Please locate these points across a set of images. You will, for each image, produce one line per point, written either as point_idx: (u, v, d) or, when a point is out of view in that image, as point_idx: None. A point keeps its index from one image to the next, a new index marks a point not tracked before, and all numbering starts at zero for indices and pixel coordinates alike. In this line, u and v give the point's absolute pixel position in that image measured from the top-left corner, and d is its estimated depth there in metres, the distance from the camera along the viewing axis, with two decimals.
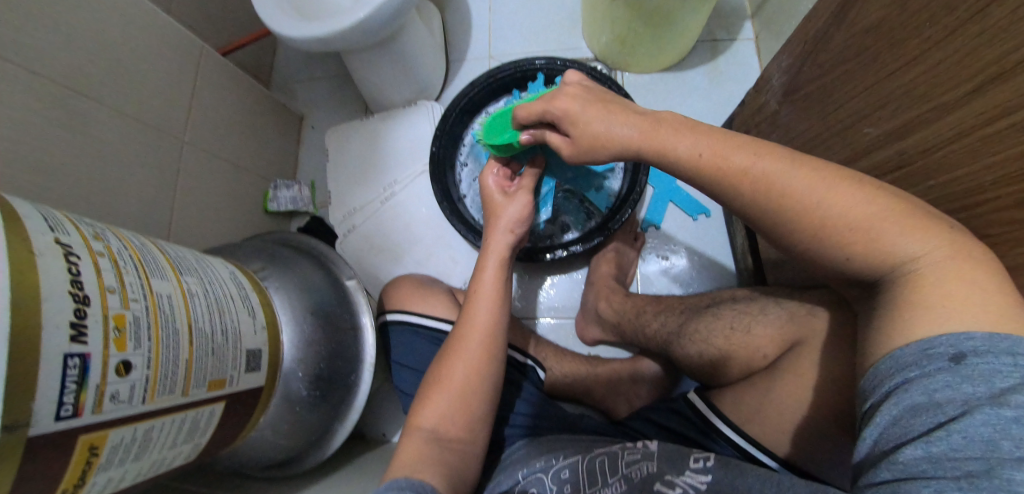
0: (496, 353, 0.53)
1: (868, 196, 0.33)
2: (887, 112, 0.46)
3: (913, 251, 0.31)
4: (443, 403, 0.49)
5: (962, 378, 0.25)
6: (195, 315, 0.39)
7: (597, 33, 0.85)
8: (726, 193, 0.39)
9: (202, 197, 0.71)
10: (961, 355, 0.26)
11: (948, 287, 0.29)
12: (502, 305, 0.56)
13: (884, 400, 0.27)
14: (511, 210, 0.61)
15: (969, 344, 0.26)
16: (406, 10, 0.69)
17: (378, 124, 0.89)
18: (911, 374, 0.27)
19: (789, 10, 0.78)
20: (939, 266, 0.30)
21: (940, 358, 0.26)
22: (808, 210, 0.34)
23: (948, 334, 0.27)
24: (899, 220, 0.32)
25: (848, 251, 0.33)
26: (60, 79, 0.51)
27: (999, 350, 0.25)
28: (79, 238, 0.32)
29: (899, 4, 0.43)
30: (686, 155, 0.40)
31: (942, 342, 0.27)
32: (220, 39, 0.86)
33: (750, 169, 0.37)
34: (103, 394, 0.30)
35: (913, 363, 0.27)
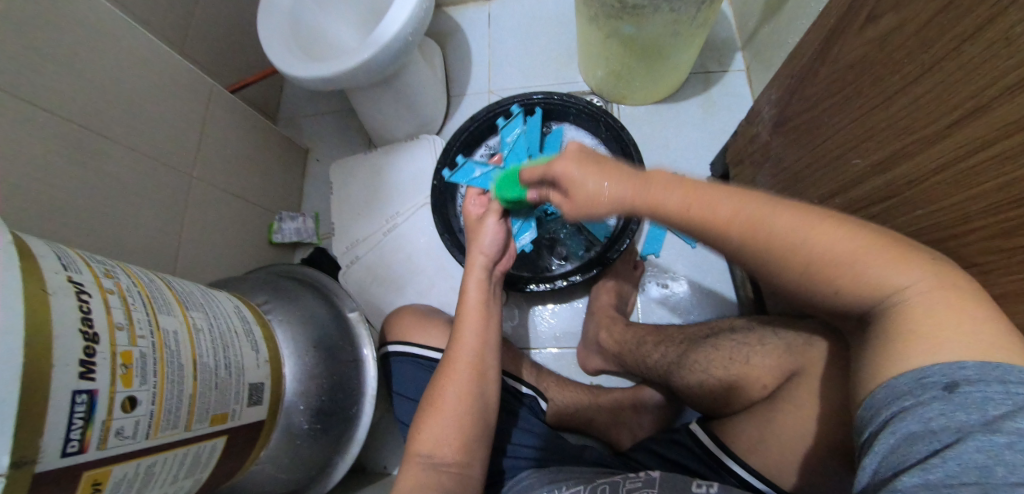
0: (487, 373, 0.53)
1: (851, 231, 0.33)
2: (872, 143, 0.48)
3: (901, 283, 0.31)
4: (439, 427, 0.49)
5: (955, 406, 0.25)
6: (200, 350, 0.40)
7: (592, 68, 0.88)
8: (717, 241, 0.38)
9: (208, 230, 0.73)
10: (953, 384, 0.26)
11: (934, 315, 0.29)
12: (490, 322, 0.56)
13: (881, 430, 0.27)
14: (487, 234, 0.60)
15: (961, 373, 0.26)
16: (409, 50, 0.72)
17: (380, 157, 0.91)
18: (906, 403, 0.27)
19: (776, 44, 0.81)
20: (925, 297, 0.30)
21: (933, 387, 0.26)
22: (797, 250, 0.34)
23: (940, 363, 0.27)
24: (885, 253, 0.32)
25: (837, 285, 0.33)
26: (75, 118, 0.53)
27: (991, 378, 0.25)
28: (91, 275, 0.33)
29: (877, 43, 0.45)
30: (679, 209, 0.38)
31: (935, 371, 0.27)
32: (231, 78, 0.90)
33: (737, 216, 0.36)
34: (109, 430, 0.31)
35: (908, 392, 0.27)
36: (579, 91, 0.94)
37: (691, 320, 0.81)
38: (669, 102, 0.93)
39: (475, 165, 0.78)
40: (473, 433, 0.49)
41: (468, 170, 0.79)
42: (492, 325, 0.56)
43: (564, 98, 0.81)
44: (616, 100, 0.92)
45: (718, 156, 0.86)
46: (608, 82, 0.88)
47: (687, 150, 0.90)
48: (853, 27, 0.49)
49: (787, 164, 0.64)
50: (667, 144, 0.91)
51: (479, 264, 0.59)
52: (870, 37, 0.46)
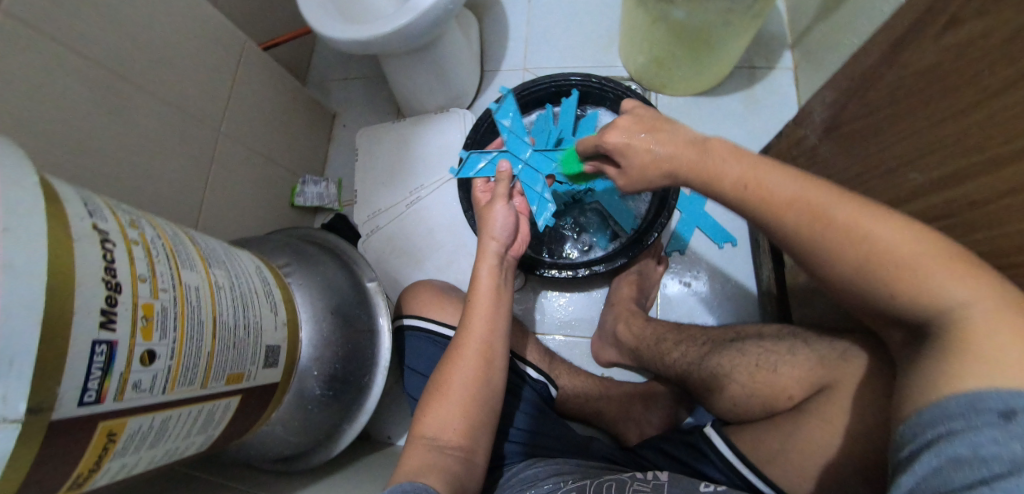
0: (495, 359, 0.52)
1: (914, 235, 0.32)
2: (936, 157, 0.44)
3: (960, 298, 0.29)
4: (444, 409, 0.49)
5: (1010, 435, 0.23)
6: (221, 309, 0.39)
7: (634, 54, 0.85)
8: (772, 224, 0.37)
9: (232, 187, 0.72)
10: (1011, 411, 0.24)
11: (997, 335, 0.27)
12: (500, 311, 0.55)
13: (923, 451, 0.26)
14: (499, 218, 0.59)
15: (1023, 401, 0.24)
16: (447, 19, 0.69)
17: (408, 127, 0.89)
18: (955, 426, 0.25)
19: (832, 43, 0.76)
20: (989, 318, 0.28)
21: (986, 412, 0.24)
22: (855, 241, 0.33)
23: (998, 390, 0.25)
24: (949, 266, 0.30)
25: (892, 288, 0.32)
26: (106, 62, 0.52)
27: None
28: (116, 224, 0.33)
29: (957, 49, 0.41)
30: (735, 186, 0.38)
31: (992, 396, 0.25)
32: (263, 35, 0.88)
33: (797, 200, 0.35)
34: (126, 382, 0.30)
35: (958, 415, 0.25)
36: (618, 76, 0.90)
37: (711, 321, 0.79)
38: (709, 96, 0.89)
39: (478, 154, 0.71)
40: (479, 412, 0.49)
41: (472, 162, 0.72)
42: (501, 312, 0.56)
43: (603, 81, 0.78)
44: (655, 88, 0.89)
45: (757, 157, 0.82)
46: (650, 69, 0.84)
47: None
48: (931, 30, 0.45)
49: (834, 171, 0.61)
50: None
51: (491, 251, 0.58)
52: (948, 43, 0.42)
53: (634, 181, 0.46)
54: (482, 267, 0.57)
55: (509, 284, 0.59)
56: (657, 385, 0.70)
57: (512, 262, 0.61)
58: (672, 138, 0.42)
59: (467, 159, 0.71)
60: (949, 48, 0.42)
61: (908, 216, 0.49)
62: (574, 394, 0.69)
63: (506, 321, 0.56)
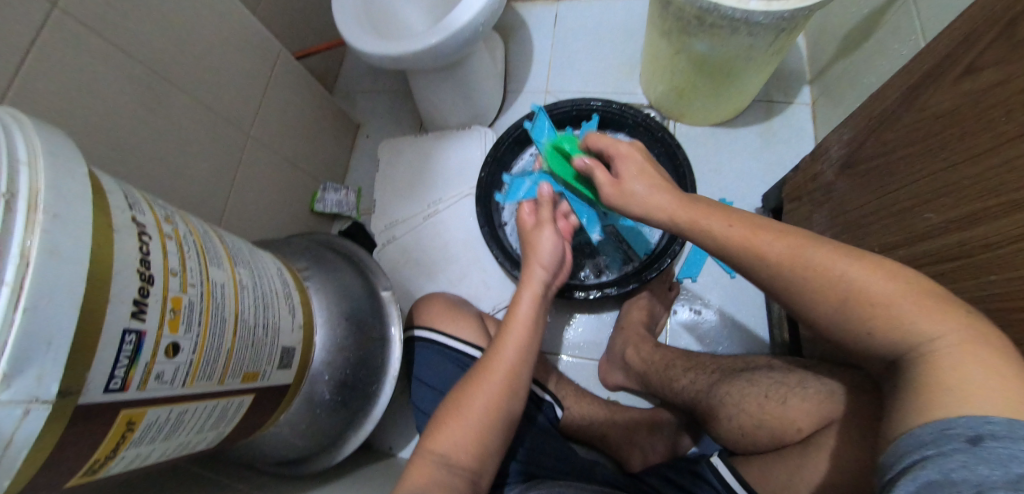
0: (519, 389, 0.53)
1: (891, 276, 0.32)
2: (953, 199, 0.45)
3: (931, 334, 0.30)
4: (461, 430, 0.48)
5: (978, 460, 0.23)
6: (243, 308, 0.40)
7: (654, 83, 0.87)
8: (752, 267, 0.37)
9: (257, 189, 0.74)
10: (978, 437, 0.24)
11: (963, 369, 0.28)
12: (534, 340, 0.56)
13: (898, 478, 0.25)
14: (545, 245, 0.61)
15: (986, 428, 0.24)
16: (476, 40, 0.72)
17: (430, 142, 0.91)
18: (928, 452, 0.25)
19: (851, 81, 0.77)
20: (957, 350, 0.29)
21: (957, 439, 0.25)
22: (831, 283, 0.33)
23: (966, 417, 0.25)
24: (920, 301, 0.31)
25: (870, 326, 0.32)
26: (151, 65, 0.55)
27: (1019, 437, 0.23)
28: (152, 218, 0.34)
29: (975, 95, 0.42)
30: (717, 229, 0.39)
31: (959, 424, 0.25)
32: (297, 45, 0.92)
33: (777, 246, 0.35)
34: (150, 373, 0.31)
35: (930, 442, 0.25)
36: (637, 103, 0.92)
37: (721, 350, 0.78)
38: (727, 127, 0.90)
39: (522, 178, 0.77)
40: (494, 438, 0.49)
41: (517, 185, 0.78)
42: (534, 343, 0.56)
43: (623, 108, 0.79)
44: (674, 117, 0.90)
45: (772, 189, 0.83)
46: (670, 98, 0.86)
47: (739, 177, 0.88)
48: (950, 76, 0.46)
49: (849, 208, 0.61)
50: (719, 169, 0.88)
51: (538, 278, 0.60)
52: (968, 89, 0.43)
53: (621, 195, 0.47)
54: (527, 292, 0.59)
55: (545, 315, 0.60)
56: (662, 412, 0.69)
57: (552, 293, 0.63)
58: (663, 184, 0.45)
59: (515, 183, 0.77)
60: (967, 94, 0.43)
61: (921, 256, 0.49)
62: (580, 416, 0.69)
63: (536, 352, 0.56)
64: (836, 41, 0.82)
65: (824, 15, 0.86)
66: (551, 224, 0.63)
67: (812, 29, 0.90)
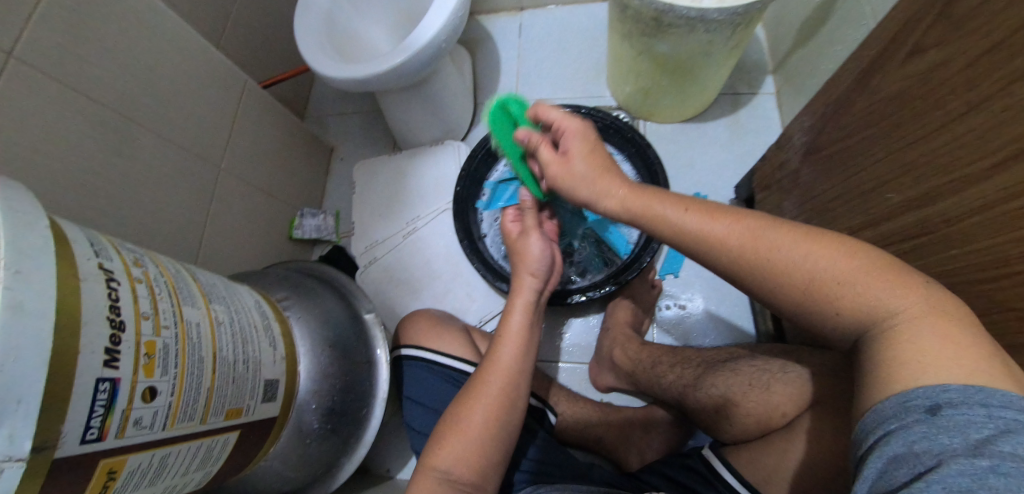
0: (519, 396, 0.53)
1: (849, 253, 0.33)
2: (908, 178, 0.46)
3: (894, 307, 0.31)
4: (460, 443, 0.49)
5: (938, 429, 0.24)
6: (221, 345, 0.40)
7: (621, 85, 0.88)
8: (708, 255, 0.39)
9: (232, 221, 0.74)
10: (936, 406, 0.25)
11: (924, 341, 0.28)
12: (528, 351, 0.56)
13: (868, 455, 0.26)
14: (534, 252, 0.60)
15: (944, 396, 0.25)
16: (441, 56, 0.73)
17: (405, 159, 0.92)
18: (891, 426, 0.26)
19: (810, 69, 0.79)
20: (925, 321, 0.29)
21: (916, 410, 0.25)
22: (791, 266, 0.34)
23: (926, 387, 0.26)
24: (882, 277, 0.32)
25: (836, 306, 0.33)
26: (113, 105, 0.54)
27: (974, 402, 0.24)
28: (120, 263, 0.34)
29: (920, 77, 0.44)
30: (674, 224, 0.40)
31: (919, 394, 0.26)
32: (264, 74, 0.92)
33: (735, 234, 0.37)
34: (128, 420, 0.31)
35: (892, 415, 0.26)
36: (606, 106, 0.94)
37: (707, 342, 0.79)
38: (695, 122, 0.92)
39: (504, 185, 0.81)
40: (495, 450, 0.50)
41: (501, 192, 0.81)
42: (530, 351, 0.57)
43: (592, 111, 0.81)
44: (643, 116, 0.92)
45: (744, 179, 0.84)
46: (637, 98, 0.88)
47: (712, 171, 0.90)
48: (895, 60, 0.48)
49: (816, 193, 0.63)
50: (691, 164, 0.90)
51: (530, 285, 0.59)
52: (913, 70, 0.45)
53: (566, 174, 0.48)
54: (518, 301, 0.59)
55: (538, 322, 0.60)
56: (655, 409, 0.70)
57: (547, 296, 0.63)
58: (613, 178, 0.45)
59: (496, 190, 0.81)
60: (913, 76, 0.45)
61: (885, 236, 0.50)
62: (575, 421, 0.70)
63: (532, 359, 0.56)
64: (792, 31, 0.85)
65: (779, 6, 0.89)
66: (536, 230, 0.62)
67: (770, 21, 0.93)
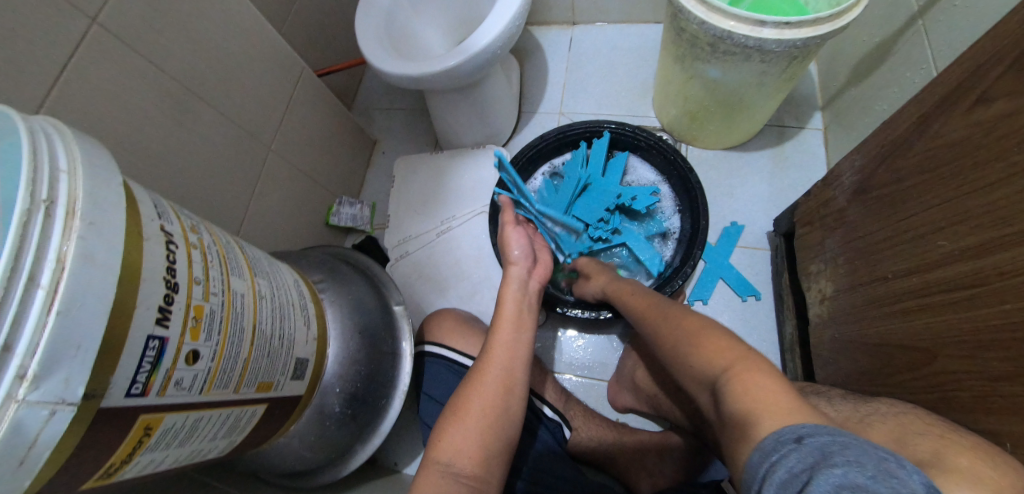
0: (516, 386, 0.52)
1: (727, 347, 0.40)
2: (966, 228, 0.44)
3: (735, 371, 0.37)
4: (459, 433, 0.49)
5: (803, 453, 0.27)
6: (260, 318, 0.40)
7: (667, 106, 0.88)
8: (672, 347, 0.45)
9: (275, 201, 0.76)
10: (801, 436, 0.28)
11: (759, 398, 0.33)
12: (523, 343, 0.55)
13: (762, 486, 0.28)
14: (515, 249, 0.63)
15: (803, 430, 0.29)
16: (492, 62, 0.74)
17: (445, 159, 0.93)
18: (774, 457, 0.28)
19: (864, 108, 0.77)
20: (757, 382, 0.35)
21: (786, 440, 0.29)
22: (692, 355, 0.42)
23: (788, 426, 0.30)
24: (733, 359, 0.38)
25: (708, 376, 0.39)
26: (180, 79, 0.57)
27: (824, 432, 0.28)
28: (179, 228, 0.35)
29: (989, 125, 0.42)
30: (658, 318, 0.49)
31: (786, 431, 0.29)
32: (320, 64, 0.95)
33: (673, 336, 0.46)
34: (170, 379, 0.32)
35: (772, 449, 0.29)
36: (649, 125, 0.94)
37: None
38: (739, 151, 0.91)
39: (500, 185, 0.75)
40: (496, 441, 0.49)
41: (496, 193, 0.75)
42: (525, 340, 0.56)
43: (636, 130, 0.80)
44: (686, 140, 0.92)
45: (785, 212, 0.82)
46: (682, 121, 0.87)
47: (751, 201, 0.88)
48: (961, 106, 0.46)
49: (862, 234, 0.61)
50: (730, 192, 0.89)
51: (515, 277, 0.60)
52: (977, 119, 0.43)
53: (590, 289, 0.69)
54: (506, 293, 0.59)
55: (534, 312, 0.60)
56: (671, 436, 0.68)
57: (538, 288, 0.62)
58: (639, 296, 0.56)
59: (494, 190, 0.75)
60: (981, 124, 0.43)
61: (930, 285, 0.48)
62: (589, 438, 0.67)
63: (529, 346, 0.56)
64: (846, 68, 0.83)
65: (836, 42, 0.87)
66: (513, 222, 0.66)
67: (824, 56, 0.91)
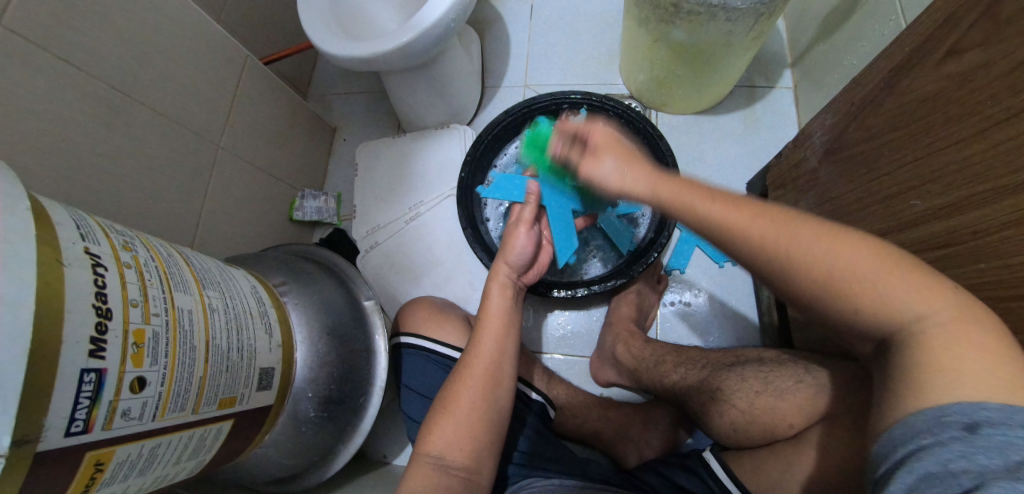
0: (503, 377, 0.53)
1: (873, 252, 0.31)
2: (934, 185, 0.43)
3: (918, 313, 0.29)
4: (450, 427, 0.49)
5: (975, 448, 0.23)
6: (214, 333, 0.38)
7: (634, 72, 0.85)
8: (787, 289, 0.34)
9: (230, 201, 0.72)
10: (974, 425, 0.24)
11: (949, 348, 0.27)
12: (509, 335, 0.56)
13: (895, 470, 0.25)
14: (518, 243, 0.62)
15: (982, 414, 0.24)
16: (449, 36, 0.69)
17: (409, 142, 0.89)
18: (924, 442, 0.25)
19: (833, 63, 0.76)
20: (944, 329, 0.28)
21: (952, 426, 0.24)
22: (840, 286, 0.31)
23: (962, 403, 0.25)
24: (906, 277, 0.30)
25: (856, 308, 0.30)
26: (108, 79, 0.52)
27: (1015, 423, 0.23)
28: (108, 247, 0.32)
29: (957, 77, 0.41)
30: (769, 238, 0.33)
31: (955, 411, 0.25)
32: (265, 50, 0.89)
33: (810, 258, 0.31)
34: (115, 411, 0.30)
35: (925, 430, 0.25)
36: (618, 94, 0.91)
37: (709, 341, 0.78)
38: (709, 114, 0.89)
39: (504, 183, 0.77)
40: (486, 432, 0.49)
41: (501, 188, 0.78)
42: (512, 331, 0.57)
43: (604, 100, 0.78)
44: (655, 107, 0.90)
45: (757, 175, 0.82)
46: (650, 88, 0.85)
47: (722, 165, 0.87)
48: (930, 59, 0.44)
49: (833, 195, 0.60)
50: (702, 158, 0.88)
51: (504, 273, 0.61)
52: (947, 72, 0.42)
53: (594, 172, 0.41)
54: (494, 286, 0.60)
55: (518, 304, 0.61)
56: (655, 405, 0.69)
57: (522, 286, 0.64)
58: (703, 198, 0.36)
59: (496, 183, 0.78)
60: (950, 77, 0.42)
61: (902, 245, 0.48)
62: (573, 415, 0.69)
63: (516, 339, 0.57)
64: (814, 22, 0.81)
65: None
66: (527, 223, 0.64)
67: (791, 11, 0.88)
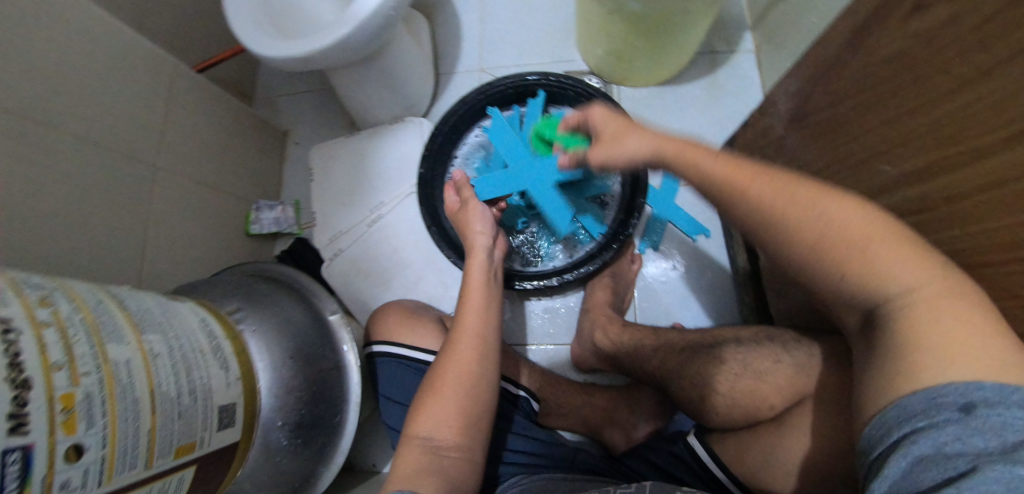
0: (490, 353, 0.52)
1: (867, 217, 0.32)
2: (905, 150, 0.43)
3: (908, 284, 0.30)
4: (439, 406, 0.48)
5: (971, 430, 0.23)
6: (159, 380, 0.36)
7: (592, 47, 0.82)
8: (781, 255, 0.35)
9: (177, 224, 0.68)
10: (970, 405, 0.24)
11: (944, 323, 0.28)
12: (491, 314, 0.56)
13: (890, 453, 0.25)
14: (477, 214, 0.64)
15: (978, 394, 0.24)
16: (393, 24, 0.65)
17: (364, 139, 0.85)
18: (919, 424, 0.25)
19: (793, 24, 0.74)
20: (930, 301, 0.29)
21: (947, 407, 0.25)
22: (841, 241, 0.32)
23: (958, 382, 0.25)
24: (899, 250, 0.31)
25: (846, 273, 0.32)
26: (27, 111, 0.47)
27: (1012, 402, 0.24)
28: (21, 307, 0.29)
29: (923, 36, 0.40)
30: (771, 195, 0.35)
31: (951, 391, 0.25)
32: (196, 53, 0.82)
33: (809, 218, 0.33)
34: (51, 486, 0.28)
35: (921, 412, 0.25)
36: (577, 70, 0.88)
37: (686, 315, 0.79)
38: (672, 85, 0.87)
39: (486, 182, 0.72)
40: (474, 406, 0.49)
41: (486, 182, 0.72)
42: (493, 310, 0.57)
43: (563, 78, 0.75)
44: (616, 81, 0.87)
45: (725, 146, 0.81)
46: (609, 62, 0.82)
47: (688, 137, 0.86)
48: (895, 18, 0.43)
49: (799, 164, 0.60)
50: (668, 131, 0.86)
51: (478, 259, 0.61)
52: (915, 31, 0.40)
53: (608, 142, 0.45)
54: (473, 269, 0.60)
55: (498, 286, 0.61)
56: (640, 388, 0.70)
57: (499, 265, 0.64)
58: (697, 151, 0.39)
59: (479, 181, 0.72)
60: (917, 35, 0.40)
61: None
62: (558, 406, 0.69)
63: (497, 320, 0.57)
64: None
65: None
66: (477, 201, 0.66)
67: None
